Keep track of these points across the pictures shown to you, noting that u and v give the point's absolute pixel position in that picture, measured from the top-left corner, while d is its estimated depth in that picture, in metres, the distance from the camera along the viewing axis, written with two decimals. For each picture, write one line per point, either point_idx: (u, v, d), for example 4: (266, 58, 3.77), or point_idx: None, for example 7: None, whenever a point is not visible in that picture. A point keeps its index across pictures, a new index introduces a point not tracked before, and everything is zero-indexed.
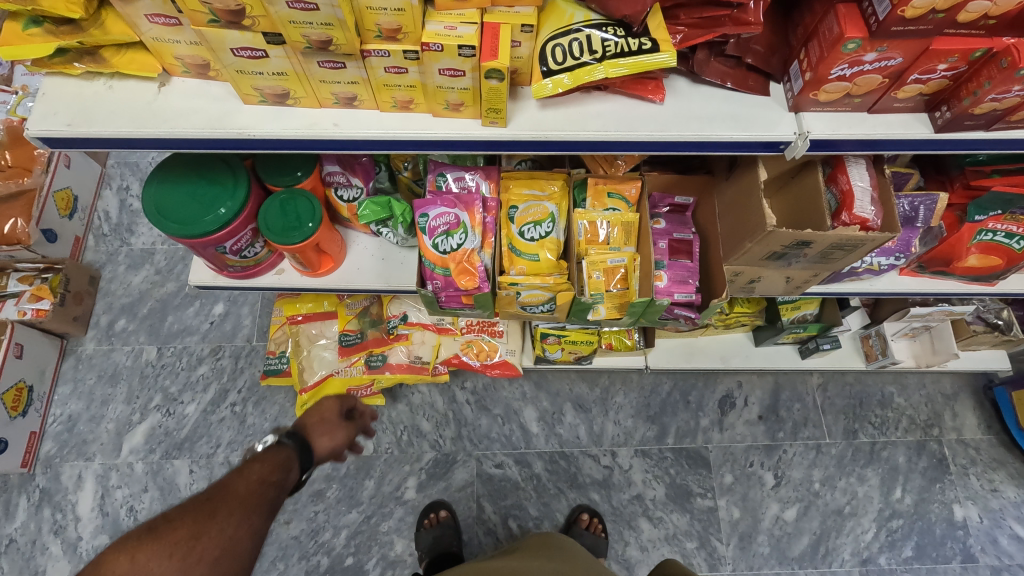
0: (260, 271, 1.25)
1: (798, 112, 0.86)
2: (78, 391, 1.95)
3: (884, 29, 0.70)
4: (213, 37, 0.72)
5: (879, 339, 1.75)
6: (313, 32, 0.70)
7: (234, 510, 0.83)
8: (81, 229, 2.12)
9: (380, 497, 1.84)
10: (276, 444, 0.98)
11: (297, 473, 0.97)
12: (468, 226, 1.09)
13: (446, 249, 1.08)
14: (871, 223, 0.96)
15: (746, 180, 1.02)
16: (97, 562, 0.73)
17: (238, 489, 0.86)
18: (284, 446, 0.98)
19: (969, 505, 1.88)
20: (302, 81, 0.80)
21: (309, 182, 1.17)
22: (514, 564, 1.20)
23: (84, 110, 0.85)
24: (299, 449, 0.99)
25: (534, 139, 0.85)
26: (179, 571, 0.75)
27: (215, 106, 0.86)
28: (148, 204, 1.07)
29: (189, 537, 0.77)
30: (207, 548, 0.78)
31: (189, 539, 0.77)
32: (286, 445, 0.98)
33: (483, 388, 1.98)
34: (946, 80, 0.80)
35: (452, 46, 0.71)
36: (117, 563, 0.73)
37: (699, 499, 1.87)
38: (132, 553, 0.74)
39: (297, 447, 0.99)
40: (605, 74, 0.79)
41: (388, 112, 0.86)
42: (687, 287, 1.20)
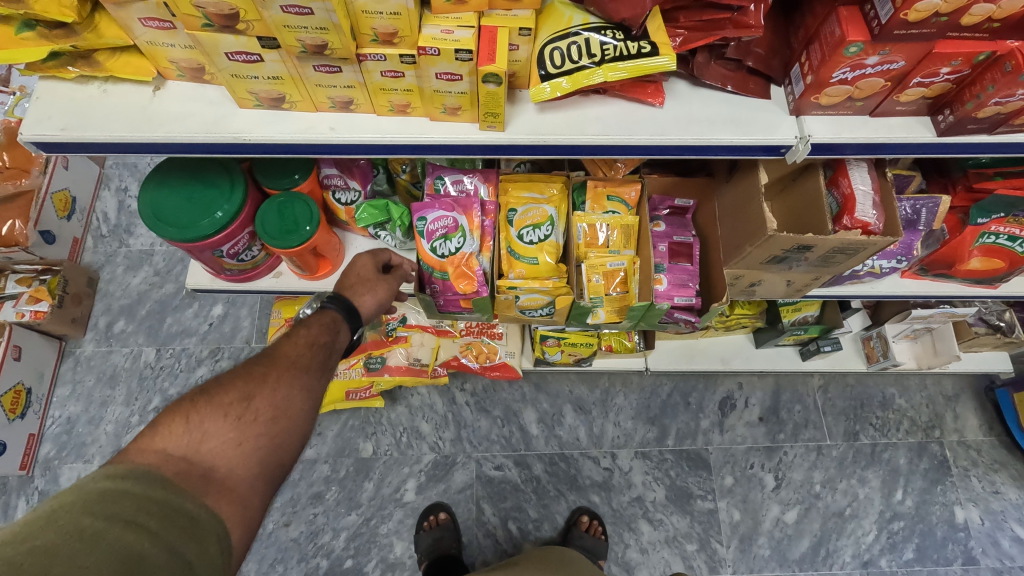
0: (258, 274, 1.25)
1: (799, 116, 0.85)
2: (77, 393, 1.94)
3: (886, 33, 0.69)
4: (207, 42, 0.71)
5: (880, 341, 1.74)
6: (308, 36, 0.69)
7: (284, 373, 0.82)
8: (79, 231, 2.12)
9: (379, 499, 1.84)
10: (319, 309, 0.95)
11: (346, 334, 0.95)
12: (466, 230, 1.09)
13: (445, 253, 1.08)
14: (873, 227, 0.95)
15: (747, 184, 1.01)
16: (151, 429, 0.72)
17: (287, 354, 0.86)
18: (327, 310, 0.95)
19: (970, 507, 1.88)
20: (297, 85, 0.79)
21: (307, 185, 1.16)
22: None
23: (78, 114, 0.84)
24: (346, 312, 0.97)
25: (533, 143, 0.84)
26: (238, 429, 0.75)
27: (210, 110, 0.86)
28: (144, 207, 1.06)
29: (241, 399, 0.78)
30: (261, 407, 0.78)
31: (240, 402, 0.77)
32: (329, 306, 0.96)
33: (482, 390, 1.97)
34: (949, 83, 0.79)
35: (448, 50, 0.70)
36: (173, 427, 0.72)
37: (699, 501, 1.86)
38: (186, 417, 0.73)
39: (342, 310, 0.96)
40: (604, 78, 0.78)
41: (385, 115, 0.85)
42: (687, 291, 1.19)
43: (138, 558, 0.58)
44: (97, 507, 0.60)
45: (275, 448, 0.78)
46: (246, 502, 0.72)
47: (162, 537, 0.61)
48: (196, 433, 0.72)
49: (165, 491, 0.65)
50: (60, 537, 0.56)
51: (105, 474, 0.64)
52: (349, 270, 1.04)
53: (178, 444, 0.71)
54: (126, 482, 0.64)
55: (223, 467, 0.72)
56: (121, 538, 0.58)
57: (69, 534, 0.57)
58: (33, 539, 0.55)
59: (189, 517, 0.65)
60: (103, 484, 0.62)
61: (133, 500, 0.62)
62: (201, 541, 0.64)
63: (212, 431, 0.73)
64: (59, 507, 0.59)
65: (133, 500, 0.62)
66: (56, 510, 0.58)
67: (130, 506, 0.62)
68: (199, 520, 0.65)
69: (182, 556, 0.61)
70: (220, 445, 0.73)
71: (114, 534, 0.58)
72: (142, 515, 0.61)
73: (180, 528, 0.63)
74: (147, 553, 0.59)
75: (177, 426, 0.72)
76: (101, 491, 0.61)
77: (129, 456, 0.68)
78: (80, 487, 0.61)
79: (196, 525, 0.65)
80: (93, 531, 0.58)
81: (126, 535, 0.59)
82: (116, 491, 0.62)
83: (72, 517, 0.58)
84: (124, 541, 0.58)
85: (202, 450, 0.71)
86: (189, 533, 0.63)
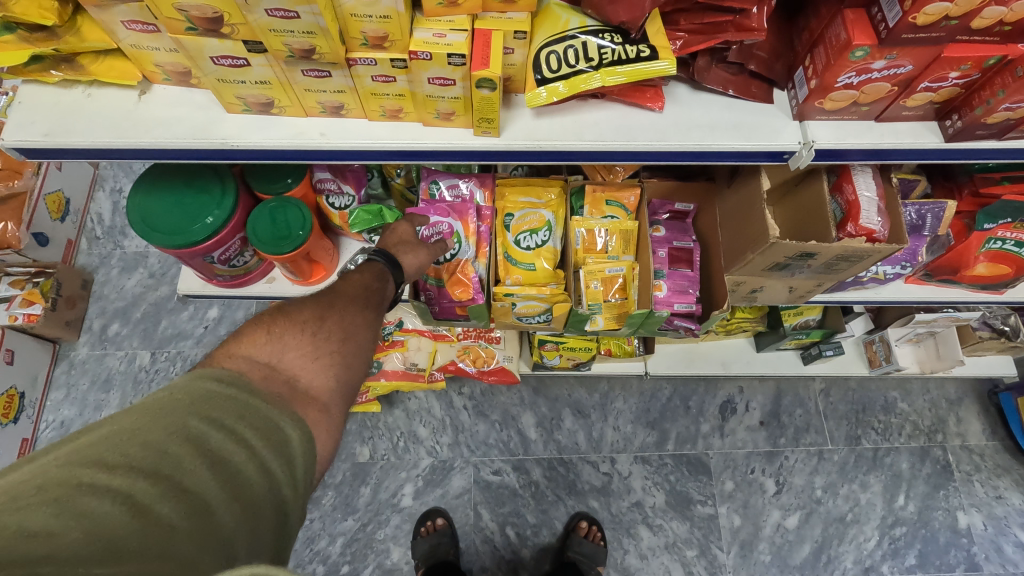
0: (250, 279, 1.23)
1: (802, 121, 0.83)
2: (71, 396, 1.92)
3: (894, 36, 0.67)
4: (192, 45, 0.69)
5: (883, 345, 1.72)
6: (295, 41, 0.67)
7: (350, 301, 0.82)
8: (73, 232, 2.09)
9: (376, 504, 1.82)
10: (365, 264, 0.90)
11: (393, 286, 0.91)
12: (461, 236, 1.08)
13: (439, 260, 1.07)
14: (878, 234, 0.93)
15: (749, 190, 0.99)
16: (238, 335, 0.72)
17: (352, 287, 0.84)
18: (374, 264, 0.90)
19: (973, 512, 1.86)
20: (286, 89, 0.77)
21: (300, 189, 1.13)
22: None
23: (63, 119, 0.82)
24: (393, 265, 0.92)
25: (528, 149, 0.82)
26: (314, 344, 0.75)
27: (197, 115, 0.83)
28: (133, 213, 1.04)
29: (316, 318, 0.77)
30: (333, 328, 0.78)
31: (316, 320, 0.77)
32: (377, 258, 0.91)
33: (480, 394, 1.95)
34: (957, 88, 0.76)
35: (441, 54, 0.68)
36: (256, 338, 0.73)
37: (699, 506, 1.84)
38: (268, 329, 0.74)
39: (389, 263, 0.91)
40: (602, 83, 0.76)
41: (377, 120, 0.83)
42: (687, 297, 1.15)
43: (236, 467, 0.57)
44: (200, 410, 0.59)
45: (350, 368, 0.77)
46: (330, 415, 0.71)
47: (257, 449, 0.59)
48: (276, 346, 0.72)
49: (257, 399, 0.63)
50: (167, 436, 0.55)
51: (206, 376, 0.63)
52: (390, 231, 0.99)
53: (261, 354, 0.71)
54: (226, 386, 0.63)
55: (305, 379, 0.71)
56: (220, 444, 0.57)
57: (174, 434, 0.56)
58: (142, 434, 0.55)
59: (282, 432, 0.63)
60: (204, 386, 0.61)
61: (230, 408, 0.61)
62: (294, 456, 0.62)
63: (292, 344, 0.73)
64: (165, 404, 0.58)
65: (232, 406, 0.61)
66: (162, 408, 0.58)
67: (230, 413, 0.61)
68: (291, 434, 0.63)
69: (274, 471, 0.60)
70: (299, 357, 0.73)
71: (214, 440, 0.57)
72: (240, 422, 0.60)
73: (274, 440, 0.61)
74: (243, 464, 0.57)
75: (259, 336, 0.73)
76: (202, 394, 0.61)
77: (219, 363, 0.68)
78: (184, 389, 0.61)
79: (289, 438, 0.63)
80: (197, 433, 0.57)
81: (225, 443, 0.57)
82: (217, 394, 0.61)
83: (177, 418, 0.57)
84: (222, 449, 0.57)
85: (282, 361, 0.71)
86: (281, 446, 0.62)
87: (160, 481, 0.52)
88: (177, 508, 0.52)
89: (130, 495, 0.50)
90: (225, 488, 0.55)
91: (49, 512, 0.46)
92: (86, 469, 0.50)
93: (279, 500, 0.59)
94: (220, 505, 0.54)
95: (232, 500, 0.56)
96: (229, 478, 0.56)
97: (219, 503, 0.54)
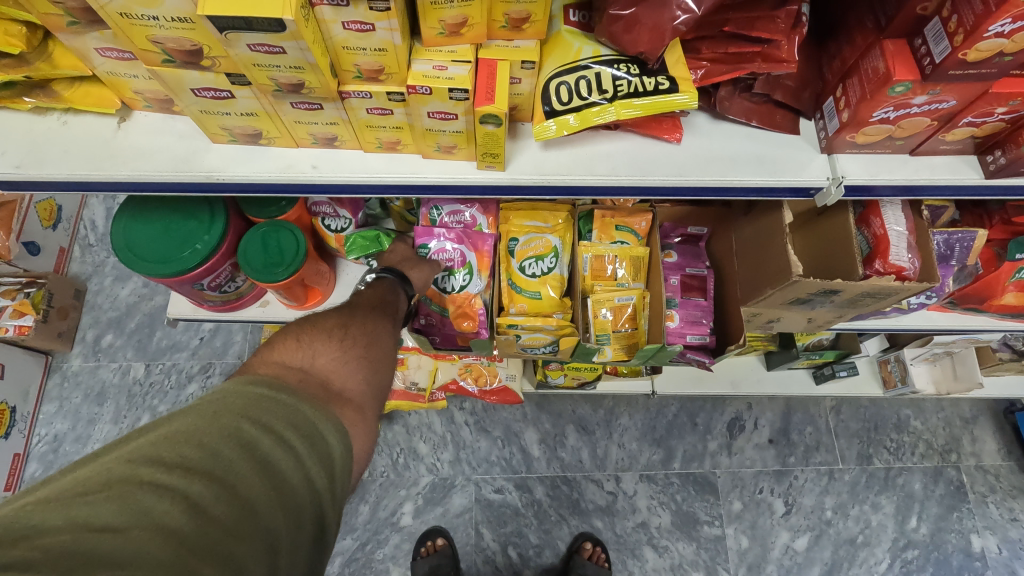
0: (244, 303, 1.17)
1: (831, 154, 0.77)
2: (64, 410, 1.88)
3: (940, 73, 0.61)
4: (170, 78, 0.63)
5: (898, 365, 1.67)
6: (282, 76, 0.61)
7: (368, 311, 0.83)
8: (66, 240, 2.04)
9: (375, 523, 1.78)
10: (375, 279, 0.91)
11: (404, 301, 0.92)
12: (474, 267, 1.02)
13: (445, 288, 1.02)
14: (908, 271, 0.87)
15: (768, 221, 0.93)
16: (269, 344, 0.71)
17: (366, 299, 0.85)
18: (383, 281, 0.91)
19: (987, 535, 1.81)
20: (274, 121, 0.71)
21: (294, 212, 1.08)
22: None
23: (35, 150, 0.76)
24: (402, 280, 0.93)
25: (536, 184, 0.76)
26: (342, 349, 0.74)
27: (180, 145, 0.77)
28: (118, 240, 0.99)
29: (339, 327, 0.77)
30: (357, 335, 0.78)
31: (340, 328, 0.77)
32: (384, 275, 0.92)
33: (482, 409, 1.91)
34: (1002, 123, 0.70)
35: (441, 89, 0.62)
36: (287, 345, 0.71)
37: (706, 527, 1.80)
38: (296, 338, 0.73)
39: (398, 278, 0.93)
40: (616, 116, 0.69)
41: (373, 152, 0.77)
42: (701, 329, 1.11)
43: (283, 476, 0.55)
44: (251, 415, 0.58)
45: (378, 372, 0.76)
46: (365, 418, 0.70)
47: (303, 458, 0.58)
48: (307, 351, 0.71)
49: (303, 404, 0.62)
50: (222, 440, 0.54)
51: (254, 381, 0.62)
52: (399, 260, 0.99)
53: (293, 359, 0.69)
54: (274, 392, 0.61)
55: (338, 382, 0.70)
56: (271, 451, 0.56)
57: (229, 439, 0.54)
58: (199, 435, 0.53)
59: (325, 441, 0.61)
60: (253, 392, 0.60)
61: (278, 413, 0.59)
62: (335, 467, 0.61)
63: (322, 350, 0.73)
64: (220, 407, 0.57)
65: (281, 410, 0.60)
66: (217, 412, 0.56)
67: (279, 417, 0.59)
68: (333, 443, 0.62)
69: (317, 482, 0.58)
70: (330, 362, 0.72)
71: (265, 446, 0.56)
72: (288, 429, 0.59)
73: (318, 450, 0.60)
74: (290, 473, 0.56)
75: (289, 344, 0.72)
76: (252, 399, 0.59)
77: (257, 368, 0.67)
78: (236, 392, 0.60)
79: (331, 448, 0.61)
80: (250, 439, 0.55)
81: (275, 450, 0.56)
82: (267, 400, 0.60)
83: (230, 422, 0.56)
84: (271, 456, 0.55)
85: (315, 365, 0.70)
86: (324, 456, 0.60)
87: (215, 485, 0.51)
88: (228, 514, 0.50)
89: (189, 495, 0.49)
90: (274, 497, 0.54)
91: (116, 512, 0.46)
92: (145, 468, 0.49)
93: (319, 509, 0.58)
94: (269, 512, 0.53)
95: (279, 508, 0.54)
96: (277, 485, 0.55)
97: (267, 511, 0.53)
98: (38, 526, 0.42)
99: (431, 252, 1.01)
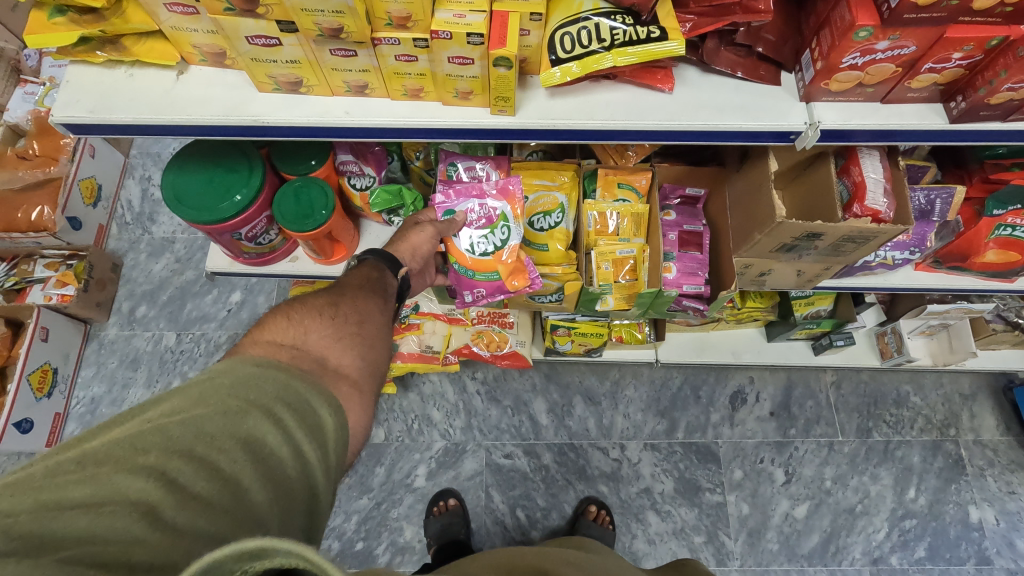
0: (275, 258, 1.28)
1: (809, 102, 0.86)
2: (101, 374, 2.00)
3: (896, 16, 0.70)
4: (229, 26, 0.74)
5: (894, 336, 1.73)
6: (324, 20, 0.71)
7: (358, 291, 0.89)
8: (105, 218, 2.17)
9: (390, 484, 1.87)
10: (358, 262, 0.97)
11: (392, 277, 0.98)
12: (509, 218, 1.10)
13: (486, 251, 1.10)
14: (884, 215, 0.96)
15: (756, 172, 1.02)
16: (259, 326, 0.75)
17: (355, 279, 0.92)
18: (365, 262, 0.97)
19: (985, 507, 1.85)
20: (314, 69, 0.82)
21: (323, 171, 1.18)
22: (558, 558, 0.87)
23: (107, 98, 0.87)
24: (385, 260, 0.98)
25: (544, 128, 0.85)
26: (332, 326, 0.79)
27: (230, 94, 0.88)
28: (166, 189, 1.09)
29: (329, 306, 0.83)
30: (347, 313, 0.83)
31: (331, 307, 0.83)
32: (367, 257, 0.98)
33: (493, 379, 2.00)
34: (961, 69, 0.79)
35: (460, 33, 0.72)
36: (278, 324, 0.76)
37: (708, 493, 1.86)
38: (287, 317, 0.78)
39: (379, 258, 0.98)
40: (614, 63, 0.79)
41: (399, 100, 0.87)
42: (696, 279, 1.19)
43: (269, 450, 0.56)
44: (238, 393, 0.58)
45: (371, 347, 0.82)
46: (362, 390, 0.74)
47: (293, 432, 0.59)
48: (298, 329, 0.76)
49: (293, 379, 0.63)
50: (205, 417, 0.54)
51: (244, 361, 0.63)
52: (402, 238, 1.05)
53: (284, 338, 0.74)
54: (263, 370, 0.62)
55: (333, 358, 0.74)
56: (258, 427, 0.56)
57: (213, 416, 0.55)
58: (183, 414, 0.54)
59: (315, 414, 0.62)
60: (243, 370, 0.61)
61: (267, 389, 0.60)
62: (326, 442, 0.62)
63: (314, 327, 0.78)
64: (207, 388, 0.58)
65: (270, 387, 0.61)
66: (203, 393, 0.57)
67: (268, 394, 0.60)
68: (323, 417, 0.63)
69: (307, 456, 0.59)
70: (321, 338, 0.76)
71: (251, 422, 0.56)
72: (277, 404, 0.59)
73: (308, 424, 0.61)
74: (278, 446, 0.56)
75: (281, 324, 0.76)
76: (243, 378, 0.60)
77: (251, 350, 0.70)
78: (224, 373, 0.60)
79: (323, 422, 0.62)
80: (236, 415, 0.56)
81: (261, 424, 0.56)
82: (257, 378, 0.61)
83: (217, 402, 0.57)
84: (256, 431, 0.56)
85: (307, 341, 0.75)
86: (315, 429, 0.61)
87: (197, 461, 0.52)
88: (211, 487, 0.51)
89: (167, 471, 0.49)
90: (259, 471, 0.54)
91: (91, 492, 0.46)
92: (124, 448, 0.50)
93: (309, 484, 0.58)
94: (254, 486, 0.53)
95: (266, 483, 0.54)
96: (263, 459, 0.55)
97: (253, 485, 0.53)
98: (5, 509, 0.42)
99: (461, 212, 1.10)
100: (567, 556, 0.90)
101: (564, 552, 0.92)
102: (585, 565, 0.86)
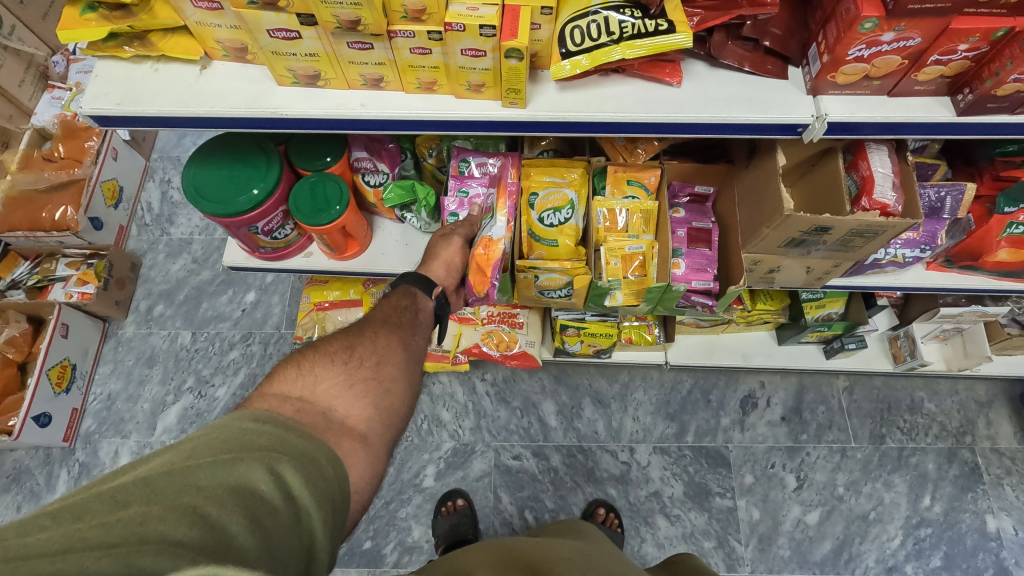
0: (290, 252, 1.30)
1: (816, 96, 0.87)
2: (117, 370, 2.03)
3: (900, 7, 0.71)
4: (251, 19, 0.77)
5: (907, 340, 1.71)
6: (342, 12, 0.74)
7: (378, 329, 0.90)
8: (125, 219, 2.23)
9: (399, 484, 1.87)
10: (392, 288, 1.00)
11: (426, 299, 1.00)
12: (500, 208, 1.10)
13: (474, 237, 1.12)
14: (893, 208, 0.96)
15: (765, 167, 1.03)
16: (271, 377, 0.77)
17: (385, 311, 0.94)
18: (400, 287, 1.01)
19: (1003, 516, 1.82)
20: (332, 62, 0.85)
21: (338, 167, 1.22)
22: (551, 552, 0.87)
23: (133, 90, 0.91)
24: (417, 285, 1.01)
25: (553, 120, 0.87)
26: (343, 369, 0.81)
27: (252, 87, 0.92)
28: (187, 183, 1.12)
29: (346, 350, 0.84)
30: (364, 354, 0.84)
31: (346, 351, 0.84)
32: (401, 283, 1.02)
33: (503, 380, 2.01)
34: (967, 61, 0.80)
35: (473, 25, 0.74)
36: (288, 375, 0.77)
37: (718, 498, 1.85)
38: (298, 365, 0.79)
39: (412, 283, 1.01)
40: (622, 55, 0.83)
41: (413, 93, 0.90)
42: (705, 275, 1.21)
43: (261, 496, 0.55)
44: (232, 446, 0.59)
45: (387, 393, 0.81)
46: (368, 443, 0.74)
47: (287, 481, 0.58)
48: (309, 378, 0.77)
49: (290, 432, 0.64)
50: (193, 469, 0.54)
51: (242, 415, 0.64)
52: (436, 259, 1.09)
53: (293, 389, 0.74)
54: (260, 424, 0.63)
55: (340, 410, 0.75)
56: (250, 475, 0.56)
57: (201, 468, 0.55)
58: (171, 467, 0.54)
59: (314, 463, 0.62)
60: (236, 425, 0.62)
61: (264, 441, 0.61)
62: (324, 489, 0.61)
63: (325, 376, 0.78)
64: (199, 443, 0.58)
65: (265, 439, 0.61)
66: (195, 447, 0.57)
67: (263, 445, 0.61)
68: (322, 464, 0.63)
69: (303, 504, 0.58)
70: (331, 387, 0.77)
71: (243, 470, 0.56)
72: (272, 454, 0.60)
73: (305, 471, 0.61)
74: (269, 493, 0.56)
75: (290, 373, 0.77)
76: (237, 432, 0.61)
77: (256, 404, 0.70)
78: (219, 428, 0.61)
79: (322, 469, 0.63)
80: (227, 463, 0.56)
81: (253, 472, 0.56)
82: (252, 432, 0.62)
83: (207, 455, 0.57)
84: (247, 478, 0.56)
85: (316, 392, 0.75)
86: (312, 476, 0.61)
87: (181, 508, 0.50)
88: (195, 534, 0.49)
89: (147, 520, 0.48)
90: (250, 518, 0.53)
91: (62, 544, 0.45)
92: (105, 502, 0.49)
93: (304, 534, 0.57)
94: (244, 534, 0.52)
95: (258, 530, 0.53)
96: (254, 506, 0.54)
97: (241, 533, 0.52)
98: None
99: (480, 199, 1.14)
100: (558, 549, 0.89)
101: (559, 546, 0.92)
102: (581, 561, 0.86)
